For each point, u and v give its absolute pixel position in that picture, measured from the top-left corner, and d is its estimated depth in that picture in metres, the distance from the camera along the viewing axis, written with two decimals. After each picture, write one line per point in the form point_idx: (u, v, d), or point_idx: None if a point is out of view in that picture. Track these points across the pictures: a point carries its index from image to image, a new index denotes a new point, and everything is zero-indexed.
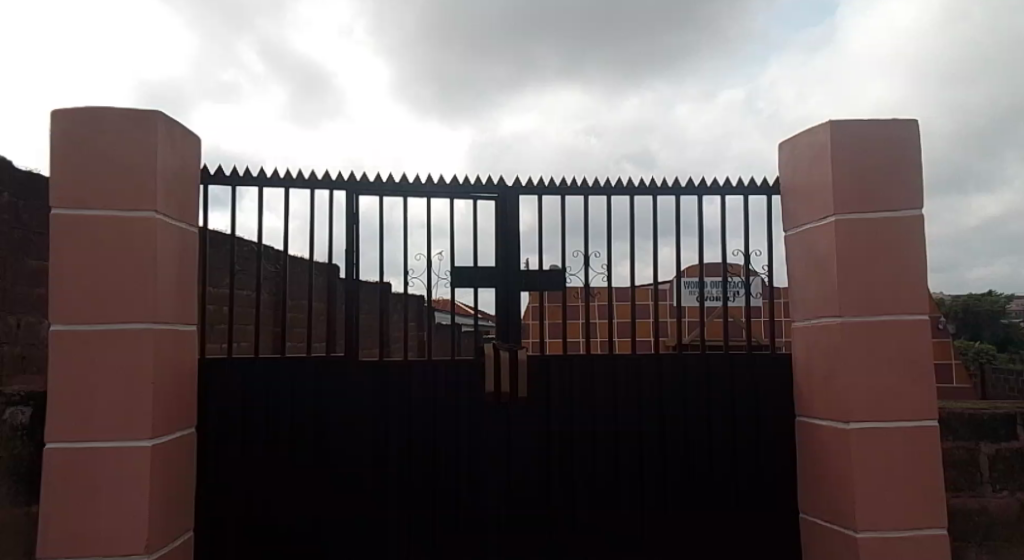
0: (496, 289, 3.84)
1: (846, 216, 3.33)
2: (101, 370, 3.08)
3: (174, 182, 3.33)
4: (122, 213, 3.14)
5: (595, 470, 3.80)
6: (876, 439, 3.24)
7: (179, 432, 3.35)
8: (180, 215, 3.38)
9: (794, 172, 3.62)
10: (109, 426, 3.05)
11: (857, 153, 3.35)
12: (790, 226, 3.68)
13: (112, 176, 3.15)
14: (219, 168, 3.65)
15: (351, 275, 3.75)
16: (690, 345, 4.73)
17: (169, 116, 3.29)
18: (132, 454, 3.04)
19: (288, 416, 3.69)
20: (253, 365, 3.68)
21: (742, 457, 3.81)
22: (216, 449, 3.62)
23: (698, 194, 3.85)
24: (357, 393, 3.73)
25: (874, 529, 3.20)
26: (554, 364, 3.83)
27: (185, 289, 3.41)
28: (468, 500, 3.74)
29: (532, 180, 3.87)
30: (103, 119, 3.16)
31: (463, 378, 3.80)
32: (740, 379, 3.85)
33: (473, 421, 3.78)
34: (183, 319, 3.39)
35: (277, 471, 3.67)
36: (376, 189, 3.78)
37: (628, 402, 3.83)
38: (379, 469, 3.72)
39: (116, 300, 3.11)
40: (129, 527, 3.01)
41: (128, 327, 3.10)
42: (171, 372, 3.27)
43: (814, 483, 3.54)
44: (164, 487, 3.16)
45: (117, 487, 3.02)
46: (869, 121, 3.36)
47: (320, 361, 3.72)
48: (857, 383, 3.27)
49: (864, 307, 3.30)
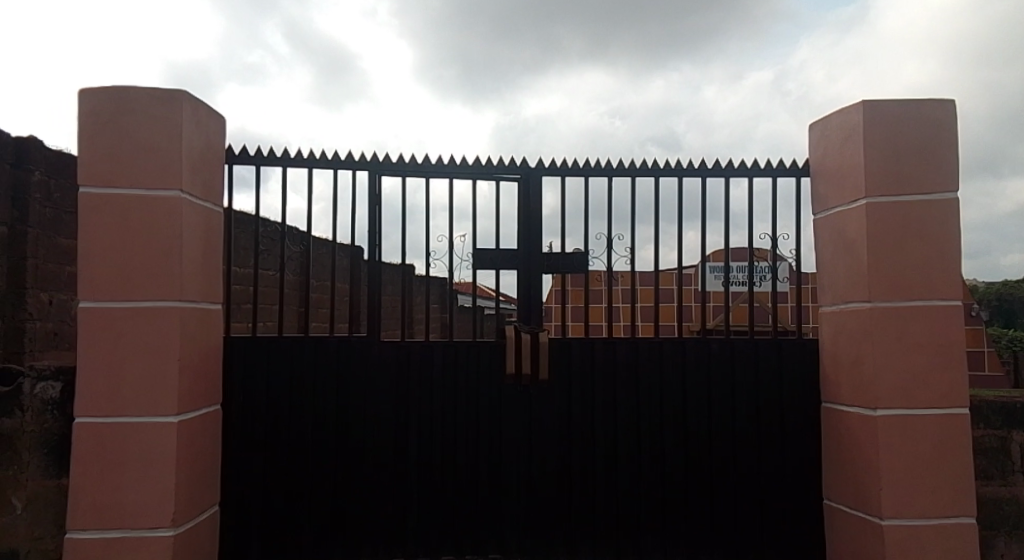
0: (518, 271, 3.82)
1: (877, 198, 3.23)
2: (129, 347, 3.14)
3: (198, 162, 3.35)
4: (148, 193, 3.18)
5: (616, 453, 3.78)
6: (904, 426, 3.17)
7: (205, 408, 3.42)
8: (204, 194, 3.41)
9: (824, 153, 3.53)
10: (136, 402, 3.12)
11: (890, 133, 3.24)
12: (819, 209, 3.59)
13: (138, 156, 3.18)
14: (244, 148, 3.68)
15: (374, 255, 3.76)
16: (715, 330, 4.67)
17: (195, 96, 3.31)
18: (159, 429, 3.11)
19: (311, 394, 3.74)
20: (277, 343, 3.72)
21: (765, 443, 3.77)
22: (242, 426, 3.69)
23: (724, 176, 3.77)
24: (379, 373, 3.76)
25: (900, 516, 3.15)
26: (576, 347, 3.82)
27: (210, 268, 3.46)
28: (488, 480, 3.76)
29: (555, 161, 3.83)
30: (130, 98, 3.19)
31: (484, 359, 3.80)
32: (765, 364, 3.79)
33: (494, 402, 3.79)
34: (209, 298, 3.44)
35: (301, 448, 3.72)
36: (398, 170, 3.78)
37: (650, 385, 3.81)
38: (401, 448, 3.76)
39: (143, 278, 3.16)
40: (156, 500, 3.09)
41: (155, 305, 3.15)
42: (197, 349, 3.33)
43: (839, 470, 3.49)
44: (190, 462, 3.23)
45: (145, 461, 3.10)
46: (903, 101, 3.25)
47: (343, 340, 3.75)
48: (886, 369, 3.19)
49: (895, 292, 3.21)
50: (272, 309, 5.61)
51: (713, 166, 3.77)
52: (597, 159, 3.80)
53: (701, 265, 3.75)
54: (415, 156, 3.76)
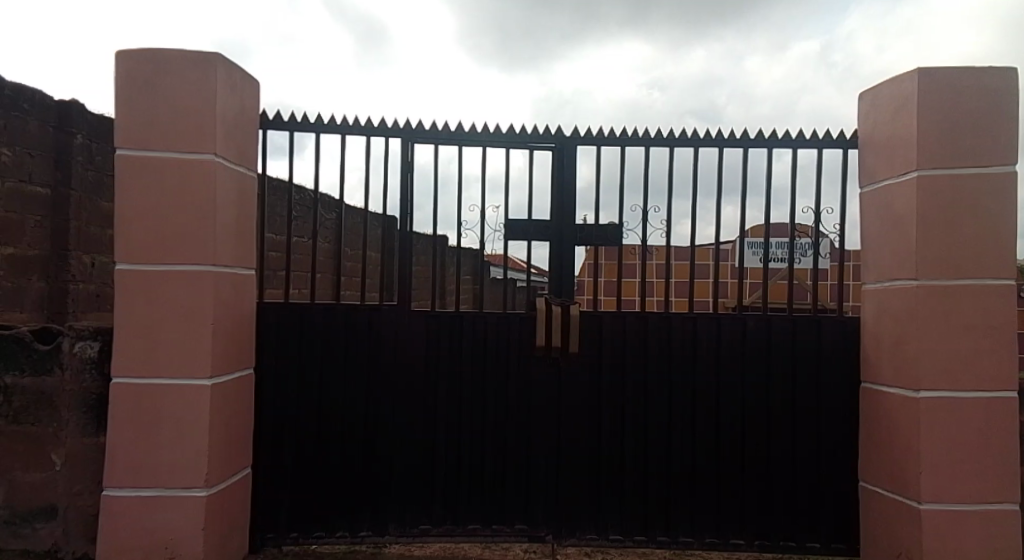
0: (550, 243, 3.75)
1: (930, 171, 3.05)
2: (164, 310, 3.19)
3: (232, 125, 3.35)
4: (183, 157, 3.19)
5: (646, 429, 3.73)
6: (948, 409, 3.04)
7: (237, 372, 3.47)
8: (238, 159, 3.42)
9: (873, 124, 3.34)
10: (172, 364, 3.18)
11: (948, 102, 3.04)
12: (865, 182, 3.42)
13: (174, 119, 3.19)
14: (277, 113, 3.66)
15: (405, 226, 3.73)
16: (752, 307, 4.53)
17: (230, 60, 3.30)
18: (192, 391, 3.17)
19: (341, 361, 3.77)
20: (308, 309, 3.75)
21: (800, 423, 3.67)
22: (274, 390, 3.74)
23: (767, 147, 3.62)
24: (408, 342, 3.76)
25: (938, 501, 3.04)
26: (607, 320, 3.75)
27: (243, 234, 3.48)
28: (515, 452, 3.76)
29: (591, 130, 3.72)
30: (166, 61, 3.19)
31: (513, 331, 3.77)
32: (802, 343, 3.67)
33: (522, 374, 3.77)
34: (242, 263, 3.47)
35: (331, 413, 3.76)
36: (431, 138, 3.72)
37: (683, 363, 3.73)
38: (429, 418, 3.77)
39: (177, 242, 3.19)
40: (189, 459, 3.17)
41: (189, 269, 3.19)
42: (231, 314, 3.37)
43: (876, 452, 3.38)
44: (223, 425, 3.30)
45: (180, 423, 3.17)
46: (961, 68, 3.04)
47: (372, 308, 3.76)
48: (931, 351, 3.05)
49: (945, 270, 3.05)
50: (307, 277, 5.66)
51: (756, 136, 3.61)
52: (634, 128, 3.68)
53: (740, 239, 3.60)
54: (448, 124, 3.69)
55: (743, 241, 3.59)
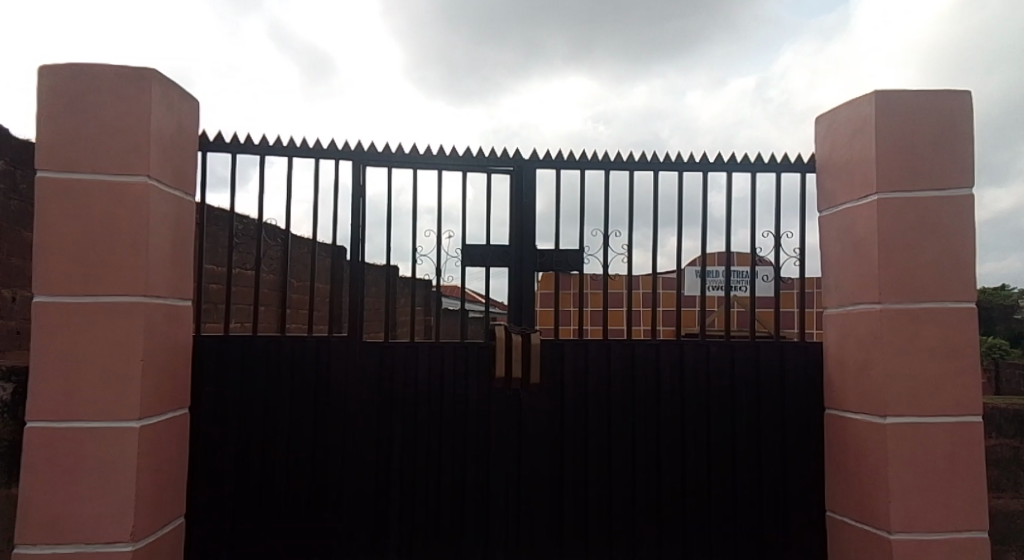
0: (510, 268, 3.61)
1: (889, 194, 3.08)
2: (88, 346, 2.88)
3: (169, 146, 3.10)
4: (113, 179, 2.92)
5: (610, 462, 3.59)
6: (915, 434, 3.01)
7: (171, 412, 3.16)
8: (175, 182, 3.16)
9: (831, 149, 3.39)
10: (96, 406, 2.86)
11: (903, 126, 3.09)
12: (825, 206, 3.45)
13: (104, 138, 2.92)
14: (218, 134, 3.44)
15: (357, 253, 3.53)
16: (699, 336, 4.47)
17: (167, 77, 3.06)
18: (117, 434, 2.85)
19: (287, 397, 3.50)
20: (250, 341, 3.48)
21: (766, 450, 3.59)
22: (212, 430, 3.44)
23: (727, 171, 3.61)
24: (360, 375, 3.53)
25: (909, 530, 2.98)
26: (569, 348, 3.61)
27: (180, 262, 3.21)
28: (474, 489, 3.54)
29: (550, 153, 3.63)
30: (96, 77, 2.94)
31: (473, 361, 3.59)
32: (766, 367, 3.62)
33: (482, 407, 3.58)
34: (178, 293, 3.19)
35: (275, 454, 3.47)
36: (384, 161, 3.55)
37: (647, 392, 3.62)
38: (381, 457, 3.52)
39: (104, 272, 2.90)
40: (113, 511, 2.83)
41: (118, 301, 2.90)
42: (165, 348, 3.08)
43: (843, 480, 3.32)
44: (153, 471, 2.98)
45: (103, 470, 2.84)
46: (915, 93, 3.10)
47: (320, 340, 3.52)
48: (897, 375, 3.03)
49: (907, 293, 3.06)
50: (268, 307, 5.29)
51: (715, 160, 3.60)
52: (594, 152, 3.61)
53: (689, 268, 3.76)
54: (403, 146, 3.54)
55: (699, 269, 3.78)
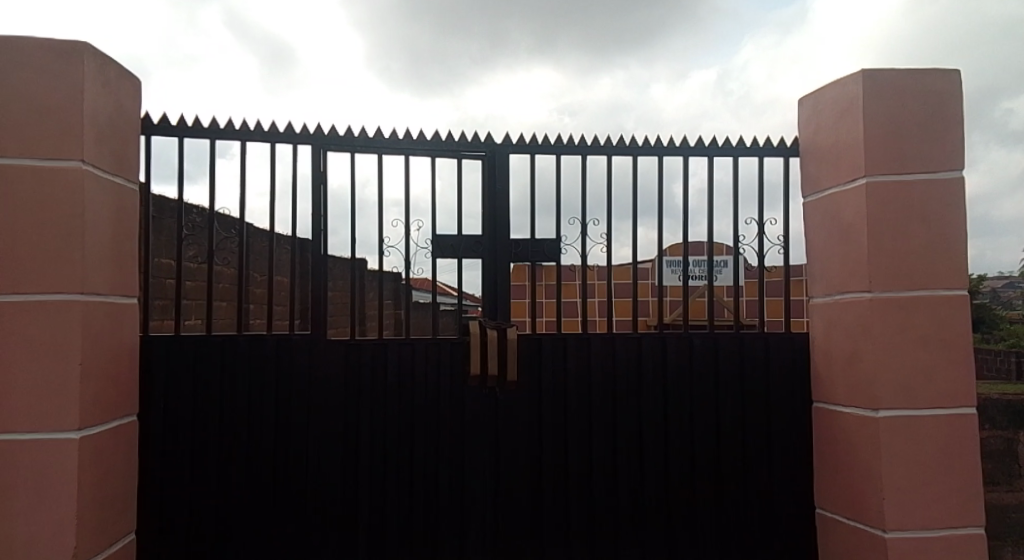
0: (483, 259, 3.40)
1: (878, 177, 2.96)
2: (15, 350, 2.57)
3: (106, 128, 2.80)
4: (40, 163, 2.61)
5: (592, 462, 3.42)
6: (907, 428, 2.92)
7: (115, 421, 2.87)
8: (114, 167, 2.86)
9: (815, 131, 3.27)
10: (28, 417, 2.56)
11: (891, 105, 2.97)
12: (810, 191, 3.33)
13: (29, 118, 2.61)
14: (163, 116, 3.14)
15: (318, 244, 3.28)
16: (676, 325, 4.31)
17: (102, 52, 2.76)
18: (53, 449, 2.56)
19: (245, 402, 3.23)
20: (203, 342, 3.20)
21: (752, 443, 3.48)
22: (162, 439, 3.16)
23: (708, 156, 3.46)
24: (325, 376, 3.28)
25: (903, 528, 2.90)
26: (547, 343, 3.43)
27: (121, 256, 2.91)
28: (449, 493, 3.34)
29: (524, 136, 3.42)
30: (18, 49, 2.62)
31: (445, 358, 3.37)
32: (751, 360, 3.49)
33: (455, 406, 3.37)
34: (121, 291, 2.90)
35: (235, 462, 3.21)
36: (346, 145, 3.30)
37: (628, 387, 3.46)
38: (349, 463, 3.29)
39: (32, 268, 2.59)
40: (50, 533, 2.54)
41: (48, 299, 2.59)
42: (106, 351, 2.79)
43: (833, 475, 3.23)
44: (96, 488, 2.69)
45: (36, 488, 2.54)
46: (902, 72, 2.99)
47: (281, 339, 3.25)
48: (888, 367, 2.93)
49: (897, 281, 2.95)
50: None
51: (696, 144, 3.44)
52: (570, 136, 3.42)
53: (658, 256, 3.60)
54: (366, 129, 3.29)
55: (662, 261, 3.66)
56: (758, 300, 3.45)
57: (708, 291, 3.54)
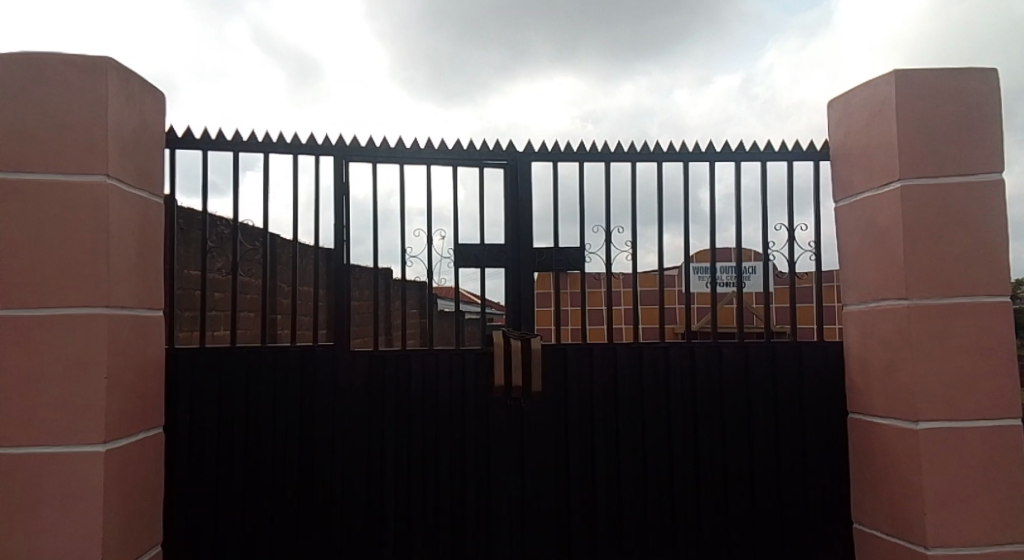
0: (506, 269, 3.36)
1: (913, 180, 2.86)
2: (43, 363, 2.60)
3: (130, 141, 2.84)
4: (67, 178, 2.65)
5: (619, 473, 3.35)
6: (949, 440, 2.80)
7: (142, 433, 2.89)
8: (138, 180, 2.89)
9: (846, 134, 3.18)
10: (56, 429, 2.58)
11: (926, 105, 2.87)
12: (842, 195, 3.23)
13: (56, 134, 2.65)
14: (187, 129, 3.17)
15: (341, 255, 3.27)
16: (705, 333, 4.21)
17: (125, 66, 2.80)
18: (81, 461, 2.58)
19: (270, 413, 3.23)
20: (228, 354, 3.21)
21: (786, 455, 3.37)
22: (188, 450, 3.17)
23: (735, 160, 3.38)
24: (348, 386, 3.27)
25: (947, 545, 2.77)
26: (572, 353, 3.37)
27: (146, 268, 2.94)
28: (475, 505, 3.29)
29: (546, 144, 3.39)
30: (44, 65, 2.66)
31: (469, 369, 3.34)
32: (784, 369, 3.39)
33: (480, 417, 3.33)
34: (146, 304, 2.93)
35: (261, 473, 3.21)
36: (367, 155, 3.30)
37: (656, 397, 3.38)
38: (374, 474, 3.27)
39: (59, 281, 2.62)
40: (77, 545, 2.55)
41: (75, 312, 2.62)
42: (132, 364, 2.81)
43: (871, 488, 3.11)
44: (122, 500, 2.71)
45: (64, 501, 2.56)
46: (936, 71, 2.88)
47: (305, 350, 3.25)
48: (928, 376, 2.81)
49: (935, 287, 2.83)
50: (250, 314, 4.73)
51: (722, 149, 3.37)
52: (594, 143, 3.37)
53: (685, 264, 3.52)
54: (387, 139, 3.28)
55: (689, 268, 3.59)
56: (789, 307, 3.35)
57: (738, 298, 3.45)
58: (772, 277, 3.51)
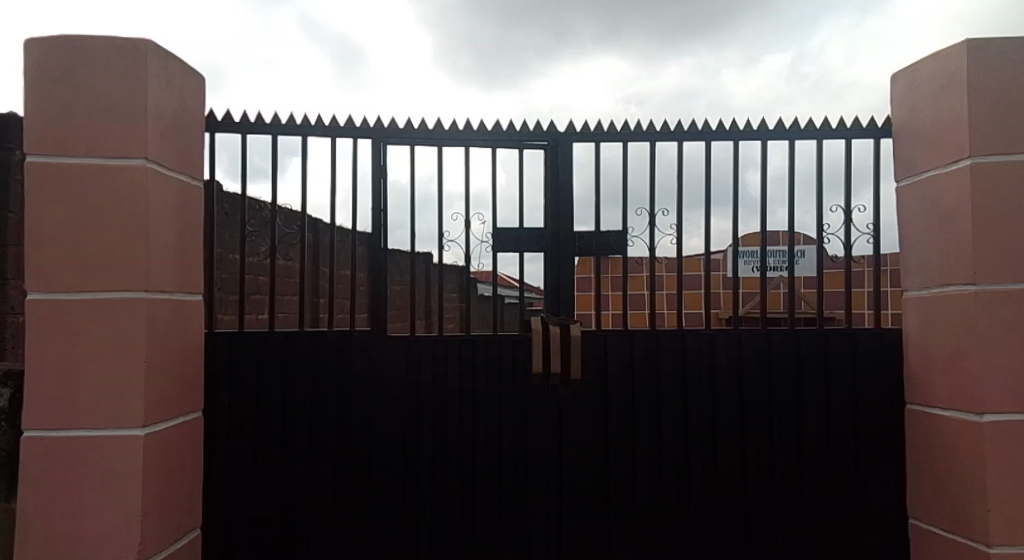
0: (546, 253, 3.26)
1: (984, 157, 2.61)
2: (85, 347, 2.64)
3: (169, 125, 2.83)
4: (108, 162, 2.66)
5: (660, 465, 3.23)
6: (1019, 436, 2.58)
7: (181, 416, 2.92)
8: (177, 164, 2.90)
9: (911, 108, 2.93)
10: (98, 412, 2.62)
11: (1005, 75, 2.61)
12: (904, 174, 2.99)
13: (97, 118, 2.66)
14: (226, 114, 3.16)
15: (378, 240, 3.22)
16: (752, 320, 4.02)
17: (165, 49, 2.79)
18: (121, 443, 2.62)
19: (307, 398, 3.23)
20: (266, 338, 3.22)
21: (838, 450, 3.19)
22: (227, 433, 3.20)
23: (789, 139, 3.18)
24: (384, 372, 3.24)
25: (1012, 546, 2.57)
26: (612, 340, 3.26)
27: (185, 253, 2.95)
28: (510, 494, 3.23)
29: (588, 124, 3.25)
30: (87, 49, 2.67)
31: (506, 355, 3.26)
32: (838, 359, 3.20)
33: (517, 404, 3.26)
34: (185, 288, 2.94)
35: (297, 456, 3.22)
36: (405, 138, 3.23)
37: (701, 387, 3.24)
38: (409, 461, 3.24)
39: (101, 265, 2.65)
40: (117, 525, 2.60)
41: (116, 297, 2.65)
42: (171, 347, 2.84)
43: (929, 485, 2.91)
44: (161, 482, 2.74)
45: (105, 480, 2.61)
46: (1019, 38, 2.62)
47: (342, 335, 3.23)
48: (998, 369, 2.59)
49: (1008, 273, 2.60)
50: (290, 299, 4.76)
51: (775, 127, 3.17)
52: (638, 122, 3.22)
53: (731, 248, 3.35)
54: (425, 121, 3.21)
55: (736, 253, 3.42)
56: (845, 294, 3.15)
57: (790, 285, 3.27)
58: (825, 263, 3.32)
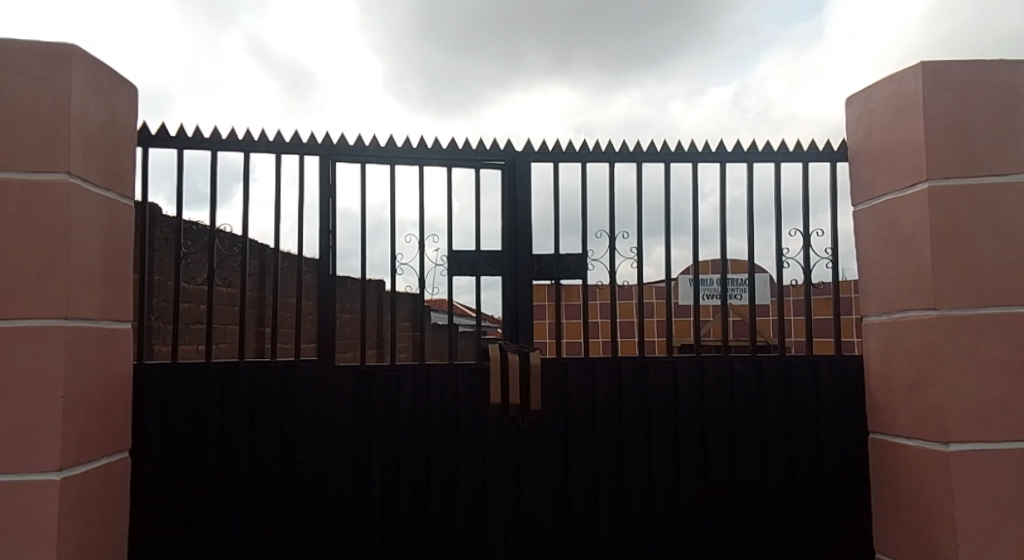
0: (504, 277, 3.13)
1: (941, 180, 2.64)
2: None
3: (96, 138, 2.60)
4: (25, 177, 2.40)
5: (624, 496, 3.10)
6: (982, 463, 2.56)
7: (103, 458, 2.63)
8: (105, 181, 2.65)
9: (867, 132, 2.97)
10: (7, 456, 2.32)
11: (956, 100, 2.66)
12: (861, 199, 3.02)
13: (13, 128, 2.41)
14: (161, 127, 2.94)
15: (326, 262, 3.03)
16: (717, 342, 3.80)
17: (93, 57, 2.58)
18: (32, 489, 2.32)
19: (246, 433, 2.98)
20: (202, 369, 2.96)
21: (801, 476, 3.14)
22: (156, 474, 2.91)
23: (746, 162, 3.17)
24: (332, 404, 3.02)
25: None
26: (573, 367, 3.13)
27: (112, 276, 2.69)
28: (467, 531, 3.04)
29: (546, 143, 3.17)
30: (3, 54, 2.43)
31: (463, 385, 3.09)
32: (800, 384, 3.16)
33: (474, 435, 3.08)
34: (111, 315, 2.68)
35: (236, 497, 2.95)
36: (356, 155, 3.07)
37: (664, 414, 3.15)
38: (358, 500, 3.01)
39: (13, 290, 2.37)
40: None
41: (29, 325, 2.37)
42: (93, 381, 2.56)
43: (895, 513, 2.87)
44: (79, 533, 2.44)
45: (11, 533, 2.30)
46: (968, 63, 2.67)
47: (286, 364, 3.00)
48: (960, 395, 2.59)
49: (967, 297, 2.61)
50: (230, 327, 4.47)
51: (734, 149, 3.16)
52: (597, 142, 3.16)
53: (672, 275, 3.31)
54: (377, 138, 3.06)
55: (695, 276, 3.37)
56: (806, 318, 3.13)
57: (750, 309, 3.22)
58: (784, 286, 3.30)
